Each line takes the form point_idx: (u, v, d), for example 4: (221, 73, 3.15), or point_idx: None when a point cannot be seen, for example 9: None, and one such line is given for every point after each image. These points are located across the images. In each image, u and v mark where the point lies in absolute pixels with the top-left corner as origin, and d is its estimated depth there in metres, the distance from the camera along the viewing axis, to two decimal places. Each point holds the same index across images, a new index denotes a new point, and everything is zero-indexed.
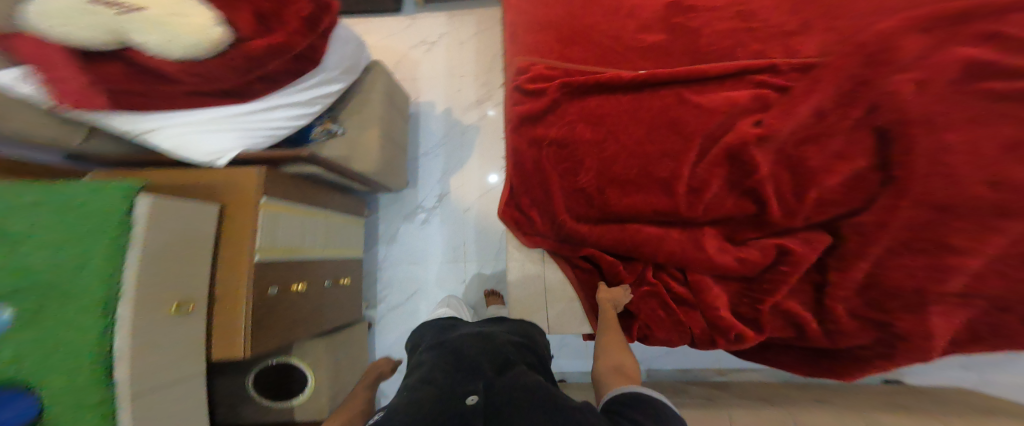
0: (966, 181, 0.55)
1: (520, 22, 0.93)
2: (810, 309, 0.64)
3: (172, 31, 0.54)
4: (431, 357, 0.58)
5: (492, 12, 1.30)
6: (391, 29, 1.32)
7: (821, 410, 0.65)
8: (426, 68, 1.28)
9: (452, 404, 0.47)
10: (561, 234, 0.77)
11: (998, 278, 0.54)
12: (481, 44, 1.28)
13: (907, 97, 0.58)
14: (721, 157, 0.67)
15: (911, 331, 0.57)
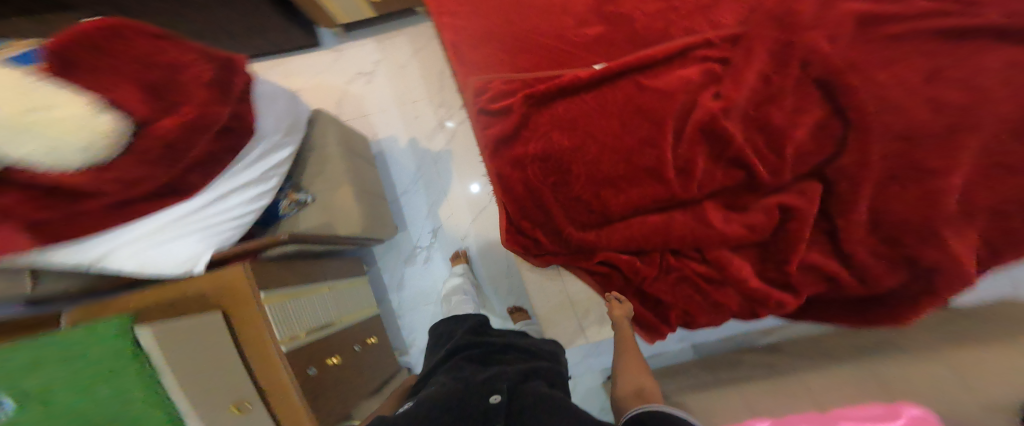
0: (909, 108, 0.60)
1: (461, 39, 0.89)
2: (834, 258, 0.63)
3: (50, 135, 0.42)
4: (466, 364, 0.64)
5: (423, 28, 1.27)
6: (320, 66, 1.27)
7: (885, 355, 0.64)
8: (372, 99, 1.25)
9: (477, 401, 0.52)
10: (572, 246, 0.75)
11: (985, 190, 0.57)
12: (424, 65, 1.26)
13: (827, 51, 0.65)
14: (697, 134, 0.69)
15: (939, 260, 0.57)
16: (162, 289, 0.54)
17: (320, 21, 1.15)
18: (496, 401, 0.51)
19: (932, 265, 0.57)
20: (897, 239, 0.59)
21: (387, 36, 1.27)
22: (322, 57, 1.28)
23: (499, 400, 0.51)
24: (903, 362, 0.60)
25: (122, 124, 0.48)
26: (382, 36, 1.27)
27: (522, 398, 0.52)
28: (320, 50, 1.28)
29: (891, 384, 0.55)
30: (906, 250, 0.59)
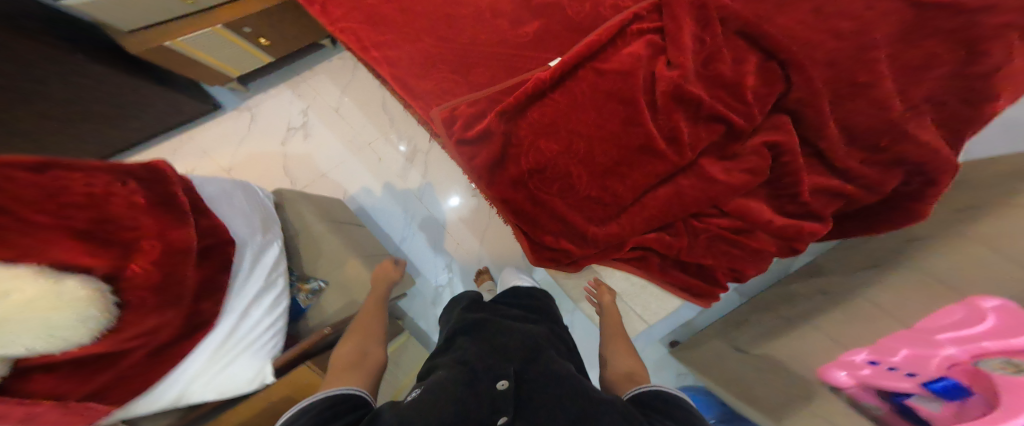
0: (816, 42, 0.68)
1: (403, 72, 0.84)
2: (832, 175, 0.70)
3: (52, 328, 0.44)
4: (467, 342, 0.59)
5: (340, 62, 1.38)
6: (243, 131, 1.30)
7: (925, 245, 0.63)
8: (318, 151, 1.29)
9: (483, 388, 0.48)
10: (599, 242, 0.74)
11: (917, 86, 0.65)
12: (358, 100, 1.34)
13: (731, 9, 0.73)
14: (670, 102, 0.72)
15: (921, 154, 0.63)
16: (244, 406, 0.64)
17: (213, 82, 1.18)
18: (503, 388, 0.48)
19: (919, 158, 0.63)
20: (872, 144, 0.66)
21: (306, 81, 1.35)
22: (247, 126, 1.31)
23: (506, 387, 0.48)
24: (945, 250, 0.58)
25: (97, 284, 0.47)
26: (300, 82, 1.34)
27: (529, 381, 0.50)
28: (244, 117, 1.31)
29: (947, 281, 0.54)
30: (890, 153, 0.65)
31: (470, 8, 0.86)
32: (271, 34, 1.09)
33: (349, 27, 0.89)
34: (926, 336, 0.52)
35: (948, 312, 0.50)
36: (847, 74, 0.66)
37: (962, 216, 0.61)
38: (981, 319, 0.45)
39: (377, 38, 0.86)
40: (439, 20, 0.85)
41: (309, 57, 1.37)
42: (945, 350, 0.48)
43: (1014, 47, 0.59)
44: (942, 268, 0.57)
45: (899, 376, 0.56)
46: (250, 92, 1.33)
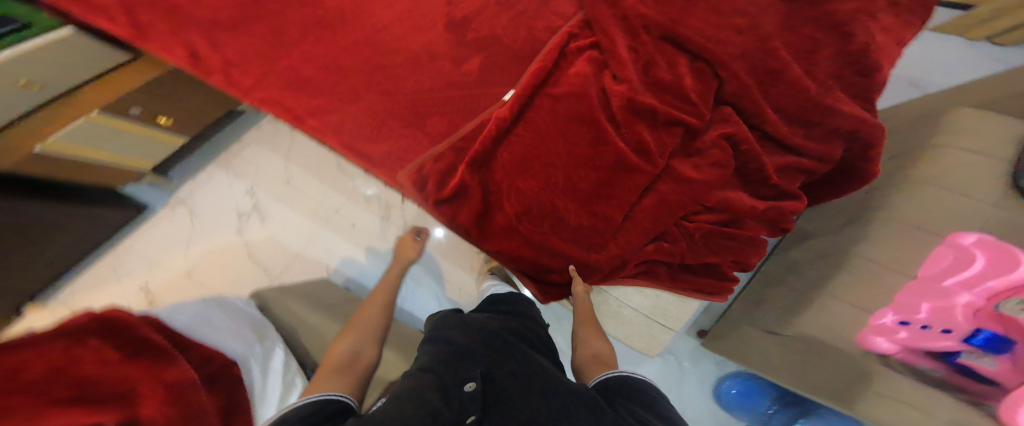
0: (727, 39, 0.76)
1: (352, 138, 0.78)
2: (782, 152, 0.77)
3: None
4: (432, 346, 0.60)
5: (275, 131, 1.30)
6: (183, 230, 1.19)
7: (896, 193, 0.72)
8: (278, 230, 1.20)
9: (453, 392, 0.48)
10: (606, 267, 0.74)
11: (817, 65, 0.76)
12: (306, 167, 1.26)
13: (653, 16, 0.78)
14: (629, 116, 0.75)
15: (850, 125, 0.71)
16: None
17: (115, 181, 1.09)
18: (471, 390, 0.48)
19: (850, 128, 0.72)
20: (805, 121, 0.74)
21: (239, 158, 1.27)
22: (191, 224, 1.20)
23: (475, 388, 0.49)
24: (919, 195, 0.68)
25: None
26: (232, 161, 1.26)
27: (499, 382, 0.51)
28: (185, 216, 1.20)
29: (926, 226, 0.65)
30: (824, 125, 0.73)
31: (404, 55, 0.81)
32: (173, 112, 1.02)
33: (269, 97, 0.79)
34: (932, 287, 0.63)
35: (937, 256, 0.63)
36: (765, 66, 0.74)
37: (912, 163, 0.73)
38: (973, 260, 0.60)
39: (309, 104, 0.79)
40: (374, 71, 0.79)
41: (229, 128, 1.31)
42: (962, 297, 0.62)
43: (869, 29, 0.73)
44: (919, 218, 0.67)
45: (936, 334, 0.67)
46: (177, 185, 1.23)
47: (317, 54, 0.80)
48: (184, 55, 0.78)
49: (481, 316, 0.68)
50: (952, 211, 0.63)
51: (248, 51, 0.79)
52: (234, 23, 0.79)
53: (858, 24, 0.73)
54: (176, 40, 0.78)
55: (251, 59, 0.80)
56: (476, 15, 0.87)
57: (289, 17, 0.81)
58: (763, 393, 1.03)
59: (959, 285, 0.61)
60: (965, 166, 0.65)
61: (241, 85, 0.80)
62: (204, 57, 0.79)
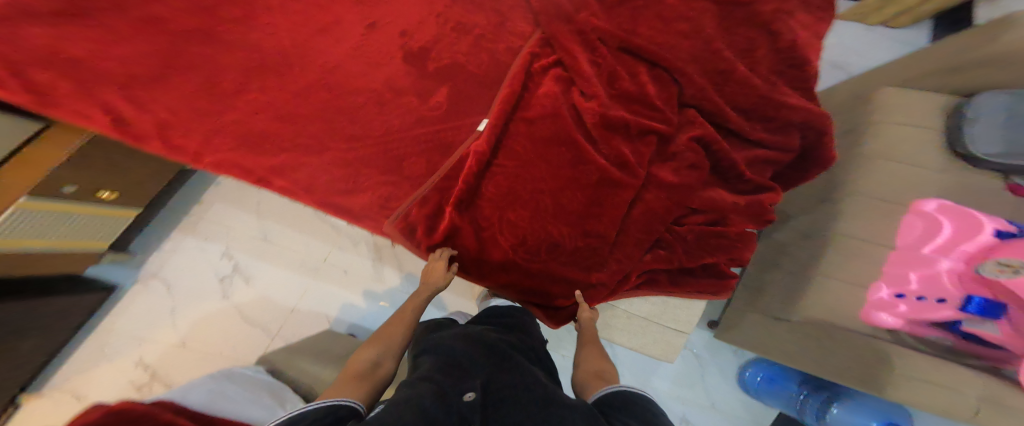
0: (678, 47, 0.82)
1: (322, 193, 0.72)
2: (748, 147, 0.81)
3: None
4: (427, 358, 0.56)
5: (235, 187, 1.19)
6: (159, 306, 1.07)
7: (856, 171, 0.81)
8: (265, 290, 1.11)
9: (450, 403, 0.45)
10: (608, 284, 0.73)
11: (757, 64, 0.83)
12: (280, 219, 1.17)
13: (608, 34, 0.82)
14: (603, 132, 0.76)
15: (802, 115, 0.77)
16: None
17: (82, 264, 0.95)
18: (469, 401, 0.46)
19: (802, 119, 0.77)
20: (762, 116, 0.79)
21: (205, 219, 1.16)
22: (168, 298, 1.08)
23: (473, 399, 0.46)
24: (878, 168, 0.78)
25: None
26: (199, 223, 1.15)
27: (498, 395, 0.49)
28: (161, 288, 1.09)
29: (885, 195, 0.76)
30: (778, 117, 0.78)
31: (363, 95, 0.76)
32: (119, 182, 0.86)
33: (224, 159, 0.69)
34: (913, 255, 0.71)
35: (906, 224, 0.73)
36: (710, 63, 0.81)
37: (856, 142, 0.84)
38: (945, 228, 0.69)
39: (272, 162, 0.71)
40: (336, 116, 0.73)
41: (185, 190, 1.18)
42: (943, 262, 0.69)
43: (791, 27, 0.82)
44: (883, 189, 0.77)
45: (932, 305, 0.69)
46: (144, 258, 1.11)
47: (267, 104, 0.72)
48: (108, 121, 0.65)
49: (476, 329, 0.64)
50: (908, 178, 0.77)
51: (185, 110, 0.69)
52: (159, 76, 0.68)
53: (784, 21, 0.82)
54: (96, 104, 0.65)
55: (190, 117, 0.69)
56: (432, 45, 0.84)
57: (220, 66, 0.71)
58: (785, 376, 1.06)
59: (937, 252, 0.70)
60: (902, 136, 0.79)
61: (185, 150, 0.69)
62: (130, 119, 0.66)
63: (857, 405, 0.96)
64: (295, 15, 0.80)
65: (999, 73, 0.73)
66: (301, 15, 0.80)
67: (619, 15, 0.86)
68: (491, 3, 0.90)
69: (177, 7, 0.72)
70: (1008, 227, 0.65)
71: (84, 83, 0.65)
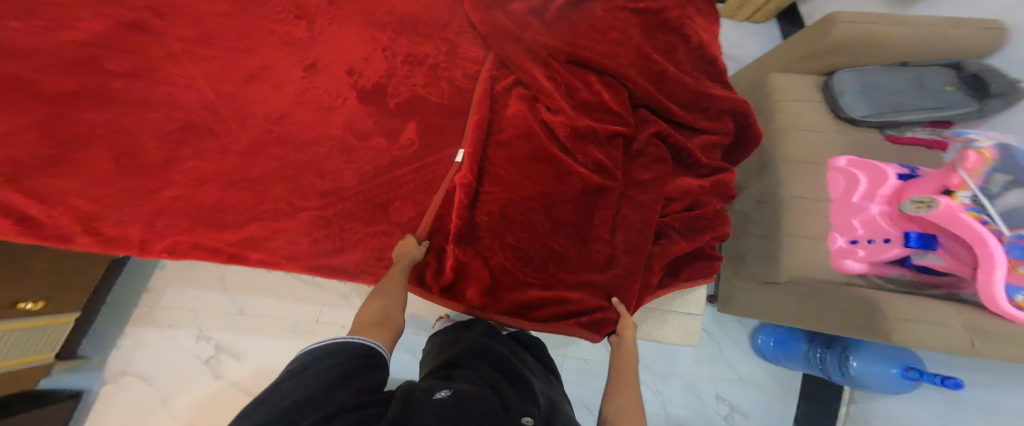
0: (619, 57, 0.89)
1: (306, 260, 0.63)
2: (696, 134, 0.91)
3: None
4: (483, 366, 0.54)
5: (182, 266, 0.98)
6: (137, 407, 0.87)
7: (782, 143, 1.00)
8: (258, 364, 0.94)
9: (509, 418, 0.40)
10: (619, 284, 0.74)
11: (685, 62, 0.94)
12: (255, 284, 1.00)
13: (556, 51, 0.87)
14: (577, 142, 0.79)
15: (729, 102, 0.90)
16: None
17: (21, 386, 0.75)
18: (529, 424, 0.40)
19: (730, 106, 0.90)
20: (700, 107, 0.90)
21: (165, 306, 0.95)
22: (150, 391, 0.89)
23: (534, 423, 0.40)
24: (801, 137, 0.99)
25: None
26: (155, 312, 0.94)
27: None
28: (138, 383, 0.89)
29: (805, 159, 0.97)
30: (712, 106, 0.90)
31: (324, 145, 0.69)
32: (44, 286, 0.68)
33: (180, 243, 0.58)
34: (848, 205, 0.88)
35: (832, 181, 0.93)
36: (647, 66, 0.90)
37: (773, 121, 1.05)
38: (868, 176, 0.88)
39: (239, 234, 0.61)
40: (300, 172, 0.66)
41: (132, 272, 0.97)
42: (873, 207, 0.85)
43: (699, 32, 0.95)
44: (798, 154, 0.97)
45: (882, 245, 0.82)
46: (105, 357, 0.90)
47: (213, 170, 0.61)
48: (10, 224, 0.51)
49: (530, 367, 0.61)
50: (817, 144, 0.98)
51: (108, 192, 0.56)
52: (54, 157, 0.55)
53: (692, 24, 0.95)
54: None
55: (116, 200, 0.56)
56: (385, 79, 0.79)
57: (133, 138, 0.59)
58: (796, 337, 1.18)
59: (865, 199, 0.87)
60: (800, 111, 1.02)
61: (125, 240, 0.56)
62: (41, 217, 0.53)
63: (870, 354, 1.01)
64: (212, 62, 0.68)
65: (839, 58, 1.01)
66: (221, 61, 0.69)
67: (559, 30, 0.91)
68: (435, 31, 0.88)
69: (45, 66, 0.58)
70: (905, 171, 0.86)
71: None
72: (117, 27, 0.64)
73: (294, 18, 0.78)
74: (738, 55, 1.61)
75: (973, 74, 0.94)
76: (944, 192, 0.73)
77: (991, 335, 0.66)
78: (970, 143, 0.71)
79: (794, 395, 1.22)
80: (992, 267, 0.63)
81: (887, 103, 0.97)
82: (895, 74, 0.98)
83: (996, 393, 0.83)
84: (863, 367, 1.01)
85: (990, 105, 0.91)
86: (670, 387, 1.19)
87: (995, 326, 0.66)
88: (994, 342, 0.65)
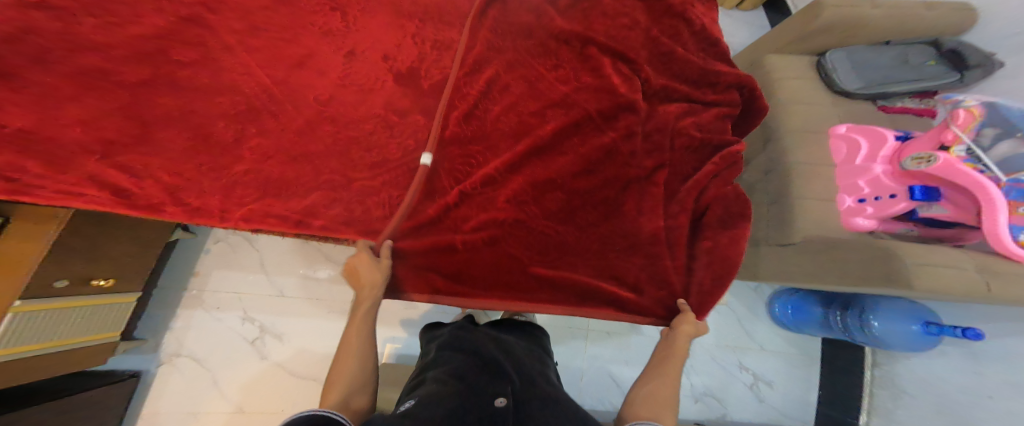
0: (629, 39, 0.95)
1: (361, 227, 0.68)
2: (710, 106, 0.96)
3: None
4: (455, 356, 0.59)
5: (221, 249, 1.06)
6: (186, 392, 0.95)
7: (782, 115, 1.08)
8: (298, 344, 1.02)
9: (482, 406, 0.47)
10: (647, 248, 0.77)
11: (692, 41, 1.00)
12: (293, 266, 1.07)
13: (572, 36, 0.92)
14: (599, 115, 0.84)
15: (734, 79, 0.96)
16: None
17: (94, 362, 0.85)
18: (501, 407, 0.47)
19: (736, 81, 0.96)
20: (710, 83, 0.96)
21: (209, 289, 1.03)
22: (202, 371, 0.97)
23: (506, 405, 0.48)
24: (801, 109, 1.07)
25: None
26: (203, 295, 1.02)
27: (527, 406, 0.50)
28: (190, 363, 0.97)
29: (805, 127, 1.05)
30: (720, 81, 0.96)
31: (368, 124, 0.74)
32: (113, 267, 0.80)
33: (253, 211, 0.63)
34: (853, 167, 0.96)
35: (834, 147, 1.02)
36: (655, 48, 0.96)
37: (774, 94, 1.11)
38: (868, 140, 0.95)
39: (303, 203, 0.66)
40: (350, 147, 0.71)
41: (174, 256, 1.04)
42: (876, 167, 0.91)
43: (701, 15, 1.02)
44: (799, 124, 1.05)
45: (888, 201, 0.87)
46: (158, 339, 0.98)
47: (275, 147, 0.67)
48: (110, 196, 0.56)
49: (509, 343, 0.66)
50: (815, 115, 1.06)
51: (189, 167, 0.61)
52: (138, 137, 0.60)
53: (694, 8, 1.01)
54: (84, 177, 0.56)
55: (196, 174, 0.62)
56: (417, 64, 0.83)
57: (204, 121, 0.64)
58: (813, 304, 1.25)
59: (867, 160, 0.94)
60: (800, 88, 1.09)
61: (206, 208, 0.61)
62: (132, 189, 0.58)
63: (890, 311, 1.06)
64: (262, 51, 0.73)
65: (829, 37, 1.09)
66: (269, 50, 0.74)
67: (572, 16, 0.96)
68: (460, 19, 0.92)
69: (120, 57, 0.63)
70: (901, 133, 0.93)
71: (61, 158, 0.55)
72: (177, 21, 0.69)
73: (329, 9, 0.82)
74: (731, 40, 1.68)
75: (952, 50, 1.02)
76: (940, 148, 0.79)
77: (999, 275, 0.75)
78: (961, 102, 0.78)
79: (816, 361, 1.31)
80: (995, 211, 0.70)
81: (877, 76, 1.04)
82: (881, 50, 1.06)
83: (1018, 340, 0.90)
84: (885, 326, 1.06)
85: (969, 76, 1.00)
86: (696, 360, 1.27)
87: (1003, 267, 0.76)
88: (1003, 280, 0.74)
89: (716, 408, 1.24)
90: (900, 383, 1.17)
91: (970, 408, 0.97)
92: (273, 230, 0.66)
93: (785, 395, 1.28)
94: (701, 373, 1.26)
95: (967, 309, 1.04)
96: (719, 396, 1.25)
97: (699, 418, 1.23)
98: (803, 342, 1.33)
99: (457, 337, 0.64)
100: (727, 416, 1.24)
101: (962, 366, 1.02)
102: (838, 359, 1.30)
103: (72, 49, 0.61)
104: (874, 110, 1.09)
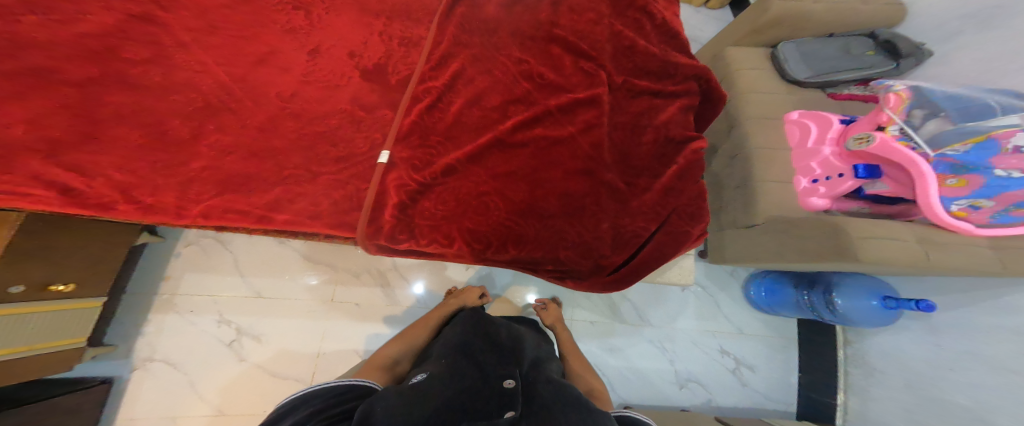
0: (593, 32, 0.98)
1: (328, 221, 0.68)
2: (676, 95, 0.98)
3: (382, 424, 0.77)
4: (470, 338, 0.66)
5: (190, 252, 1.03)
6: (162, 397, 0.93)
7: (740, 103, 1.14)
8: (276, 345, 1.00)
9: (492, 384, 0.53)
10: (602, 236, 0.81)
11: (654, 35, 1.03)
12: (265, 265, 1.05)
13: (535, 34, 0.95)
14: (560, 109, 0.86)
15: (693, 69, 1.00)
16: None
17: (61, 369, 0.81)
18: (510, 387, 0.52)
19: (696, 72, 1.00)
20: (671, 73, 1.00)
21: (180, 293, 1.00)
22: (177, 373, 0.95)
23: (513, 386, 0.53)
24: (759, 97, 1.12)
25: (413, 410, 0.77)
26: (176, 298, 0.99)
27: (534, 388, 0.56)
28: (166, 368, 0.94)
29: (763, 115, 1.10)
30: (681, 72, 1.00)
31: (333, 119, 0.74)
32: (75, 271, 0.77)
33: (212, 207, 0.63)
34: (805, 150, 1.01)
35: (789, 132, 1.07)
36: (619, 42, 0.99)
37: (733, 84, 1.17)
38: (816, 124, 1.01)
39: (266, 198, 0.66)
40: (315, 142, 0.71)
41: (144, 260, 1.00)
42: (825, 150, 0.97)
43: (661, 10, 1.05)
44: (757, 111, 1.11)
45: (838, 180, 0.92)
46: (131, 344, 0.94)
47: (235, 143, 0.66)
48: (56, 194, 0.55)
49: (517, 331, 0.72)
50: (772, 102, 1.12)
51: (143, 165, 0.61)
52: (87, 134, 0.59)
53: (655, 4, 1.05)
54: (29, 177, 0.54)
55: (151, 172, 0.61)
56: (383, 60, 0.84)
57: (157, 119, 0.63)
58: (784, 286, 1.30)
59: (818, 143, 1.00)
60: (757, 77, 1.15)
61: (162, 206, 0.61)
62: (81, 187, 0.57)
63: (851, 289, 1.11)
64: (220, 49, 0.72)
65: (779, 30, 1.15)
66: (228, 49, 0.73)
67: (540, 11, 0.98)
68: (426, 16, 0.92)
69: (65, 54, 0.62)
70: (847, 117, 0.99)
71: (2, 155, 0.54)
72: (127, 19, 0.68)
73: (291, 7, 0.81)
74: (698, 39, 1.75)
75: (887, 40, 1.10)
76: (878, 129, 0.86)
77: (937, 244, 0.81)
78: (890, 87, 0.83)
79: (794, 344, 1.37)
80: (927, 183, 0.76)
81: (824, 66, 1.11)
82: (824, 42, 1.13)
83: (972, 312, 0.97)
84: (847, 303, 1.11)
85: (904, 64, 1.08)
86: (679, 346, 1.31)
87: (942, 238, 0.81)
88: (941, 250, 0.80)
89: (701, 393, 1.28)
90: (871, 360, 1.23)
91: (929, 378, 1.05)
92: (234, 226, 0.66)
93: (766, 378, 1.33)
94: (685, 359, 1.30)
95: (920, 281, 1.12)
96: (703, 382, 1.29)
97: (685, 404, 1.27)
98: (778, 323, 1.39)
99: (472, 324, 0.71)
100: (714, 401, 1.28)
101: (925, 340, 1.08)
102: (808, 336, 1.37)
103: (12, 47, 0.59)
104: (823, 96, 1.15)
